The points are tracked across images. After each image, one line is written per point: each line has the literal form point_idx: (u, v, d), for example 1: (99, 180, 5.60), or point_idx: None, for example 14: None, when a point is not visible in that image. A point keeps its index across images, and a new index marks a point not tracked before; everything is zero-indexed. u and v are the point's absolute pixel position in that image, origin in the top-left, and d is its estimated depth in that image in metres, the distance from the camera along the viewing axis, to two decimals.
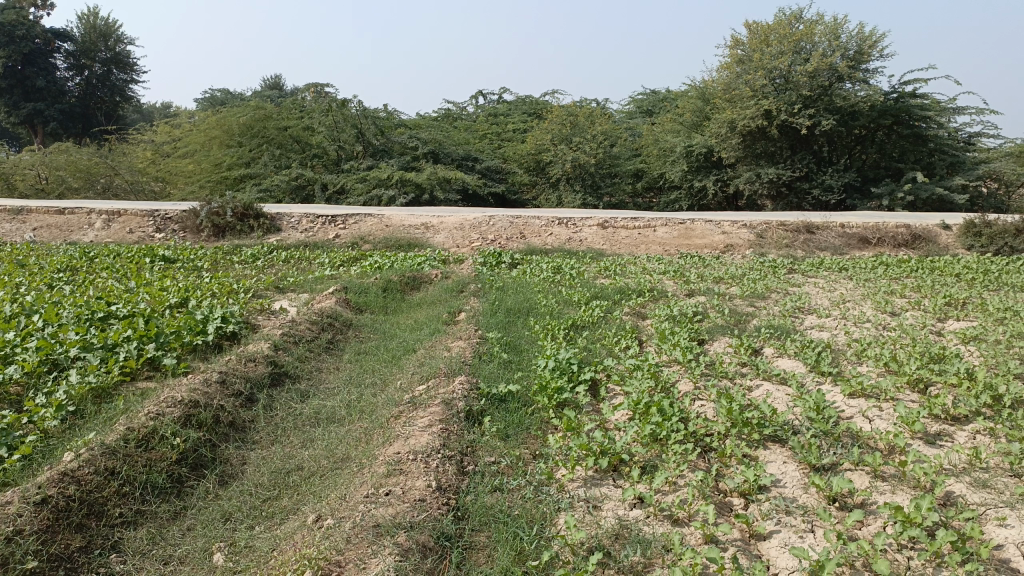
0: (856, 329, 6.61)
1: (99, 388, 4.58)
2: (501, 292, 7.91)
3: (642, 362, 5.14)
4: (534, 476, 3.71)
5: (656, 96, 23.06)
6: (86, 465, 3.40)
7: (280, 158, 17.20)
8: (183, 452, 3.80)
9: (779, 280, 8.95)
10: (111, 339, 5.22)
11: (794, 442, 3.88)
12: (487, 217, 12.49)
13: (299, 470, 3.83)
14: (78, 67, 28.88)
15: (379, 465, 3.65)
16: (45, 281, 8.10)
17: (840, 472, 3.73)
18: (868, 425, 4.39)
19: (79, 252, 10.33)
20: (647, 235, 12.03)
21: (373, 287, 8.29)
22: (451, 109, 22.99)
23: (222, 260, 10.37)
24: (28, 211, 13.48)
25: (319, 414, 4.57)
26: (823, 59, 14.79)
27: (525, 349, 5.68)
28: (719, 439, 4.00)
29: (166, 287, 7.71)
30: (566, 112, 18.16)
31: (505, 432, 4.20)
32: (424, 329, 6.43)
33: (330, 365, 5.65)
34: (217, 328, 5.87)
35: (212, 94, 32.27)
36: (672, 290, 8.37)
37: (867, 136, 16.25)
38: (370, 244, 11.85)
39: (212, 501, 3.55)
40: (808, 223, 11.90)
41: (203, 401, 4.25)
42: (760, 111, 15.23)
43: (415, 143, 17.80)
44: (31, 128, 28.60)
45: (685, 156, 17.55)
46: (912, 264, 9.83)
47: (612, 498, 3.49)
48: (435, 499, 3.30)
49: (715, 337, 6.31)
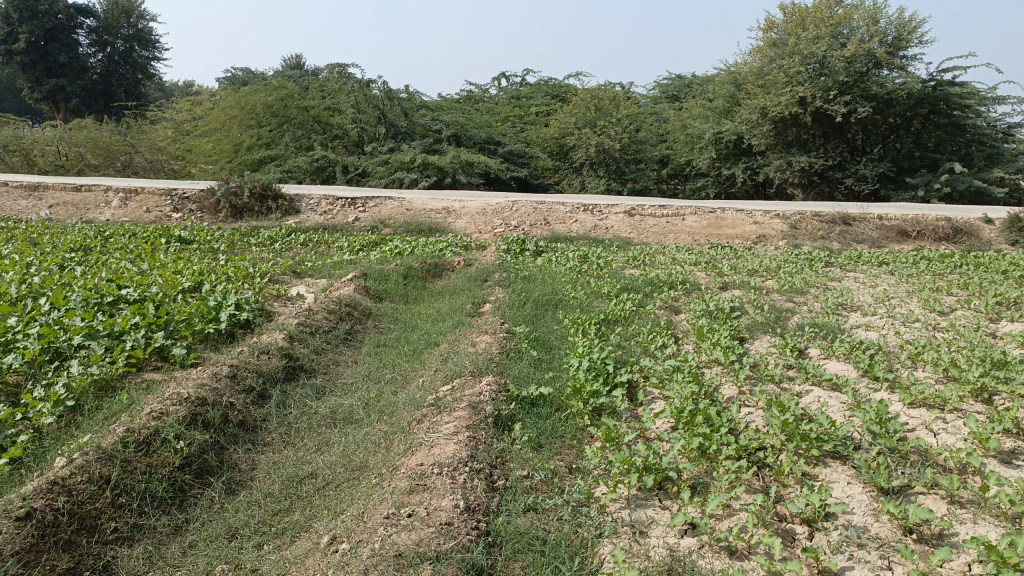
0: (906, 330, 6.17)
1: (101, 381, 4.28)
2: (527, 281, 7.56)
3: (682, 364, 4.76)
4: (571, 495, 3.36)
5: (682, 81, 22.51)
6: (79, 473, 3.09)
7: (301, 138, 16.87)
8: (187, 457, 3.48)
9: (816, 274, 8.50)
10: (118, 326, 4.93)
11: (859, 461, 3.50)
12: (511, 202, 12.09)
13: (312, 478, 3.51)
14: (100, 44, 28.66)
15: (400, 479, 3.30)
16: (56, 261, 7.83)
17: (911, 497, 3.34)
18: (935, 441, 3.99)
19: (94, 230, 10.09)
20: (675, 224, 11.61)
21: (394, 274, 7.97)
22: (473, 90, 22.56)
23: (239, 242, 10.09)
24: (44, 188, 13.24)
25: (336, 414, 4.24)
26: (862, 45, 14.13)
27: (555, 346, 5.33)
28: (774, 454, 3.64)
29: (180, 269, 7.42)
30: (591, 96, 17.71)
31: (537, 442, 3.84)
32: (447, 321, 6.09)
33: (348, 358, 5.33)
34: (230, 316, 5.56)
35: (234, 73, 32.01)
36: (706, 282, 7.97)
37: (902, 125, 15.58)
38: (390, 229, 11.51)
39: (218, 513, 3.24)
40: (844, 214, 11.40)
41: (211, 399, 3.93)
42: (794, 97, 14.71)
43: (438, 125, 17.42)
44: (53, 104, 28.54)
45: (713, 142, 17.05)
46: (955, 260, 9.31)
47: (660, 523, 3.15)
48: (464, 523, 2.95)
49: (756, 334, 5.91)
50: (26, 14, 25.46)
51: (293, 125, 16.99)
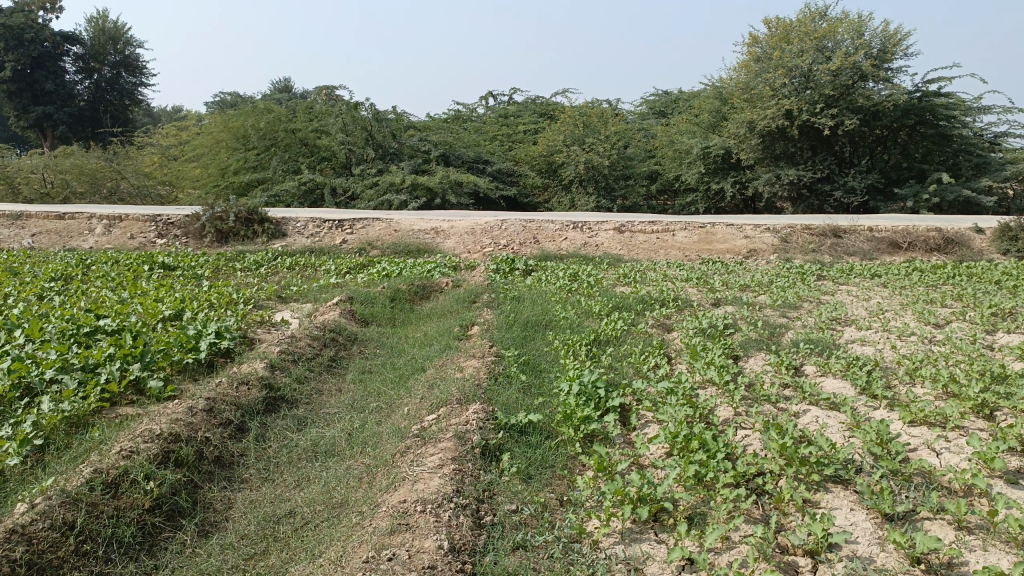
0: (902, 344, 6.05)
1: (73, 418, 4.10)
2: (516, 302, 7.42)
3: (676, 385, 4.61)
4: (562, 531, 3.21)
5: (669, 97, 22.56)
6: (40, 519, 2.92)
7: (289, 161, 16.75)
8: (157, 498, 3.32)
9: (808, 287, 8.40)
10: (92, 359, 4.76)
11: (861, 486, 3.35)
12: (499, 220, 11.97)
13: (291, 517, 3.35)
14: (87, 71, 28.59)
15: (382, 517, 3.15)
16: (35, 291, 7.64)
17: (916, 523, 3.19)
18: (938, 461, 3.85)
19: (76, 259, 9.90)
20: (666, 240, 11.50)
21: (380, 296, 7.82)
22: (461, 110, 22.53)
23: (224, 267, 9.92)
24: (27, 216, 13.06)
25: (317, 447, 4.08)
26: (847, 58, 14.15)
27: (545, 369, 5.19)
28: (773, 480, 3.49)
29: (161, 297, 7.25)
30: (578, 113, 17.68)
31: (526, 473, 3.69)
32: (434, 345, 5.94)
33: (331, 386, 5.17)
34: (210, 344, 5.39)
35: (222, 97, 31.95)
36: (698, 299, 7.85)
37: (889, 137, 15.58)
38: (378, 250, 11.37)
39: (191, 558, 3.07)
40: (835, 226, 11.33)
41: (185, 434, 3.76)
42: (781, 111, 14.70)
43: (426, 145, 17.36)
44: (39, 131, 28.37)
45: (701, 158, 17.01)
46: (947, 271, 9.22)
47: (656, 559, 3.00)
48: (448, 565, 2.80)
49: (750, 352, 5.78)
50: (11, 42, 25.40)
51: (280, 148, 16.86)
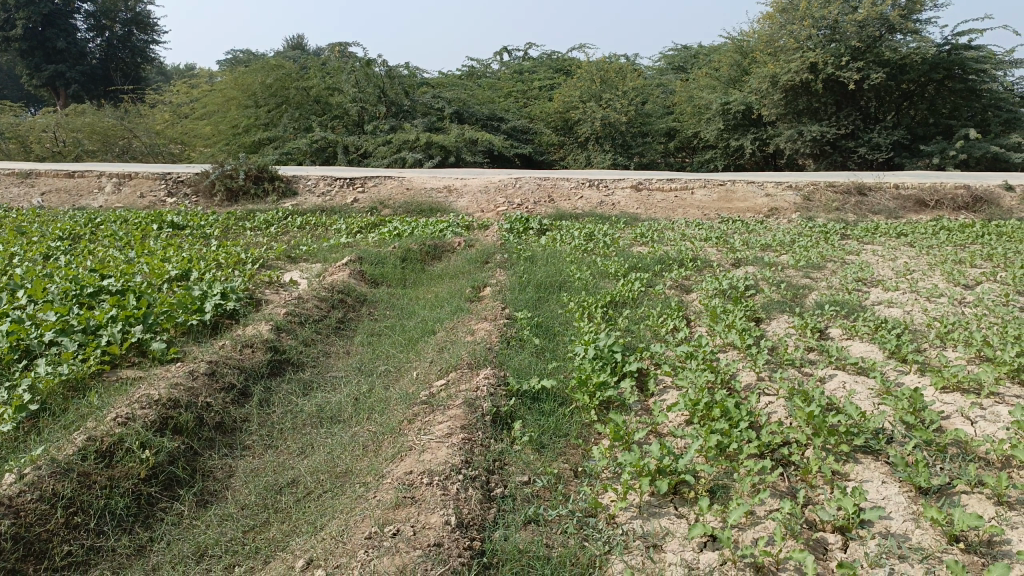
0: (931, 305, 5.79)
1: (71, 381, 3.97)
2: (529, 262, 7.20)
3: (696, 350, 4.40)
4: (577, 504, 3.06)
5: (688, 52, 21.95)
6: (29, 491, 2.80)
7: (300, 119, 16.45)
8: (153, 468, 3.18)
9: (832, 247, 8.10)
10: (94, 320, 4.60)
11: (894, 457, 3.15)
12: (514, 178, 11.71)
13: (293, 486, 3.22)
14: (99, 28, 28.15)
15: (387, 489, 3.00)
16: (42, 251, 7.48)
17: (952, 497, 2.99)
18: (974, 430, 3.63)
19: (85, 218, 9.76)
20: (684, 198, 11.20)
21: (391, 257, 7.62)
22: (474, 66, 22.03)
23: (233, 226, 9.76)
24: (36, 174, 12.93)
25: (322, 413, 3.93)
26: (874, 8, 13.60)
27: (559, 332, 5.01)
28: (799, 451, 3.31)
29: (168, 257, 7.07)
30: (596, 68, 17.21)
31: (539, 441, 3.53)
32: (444, 307, 5.75)
33: (338, 349, 5.01)
34: (216, 306, 5.23)
35: (235, 55, 31.49)
36: (717, 259, 7.59)
37: (916, 92, 15.04)
38: (390, 209, 11.15)
39: (187, 530, 2.95)
40: (859, 184, 10.96)
41: (184, 400, 3.62)
42: (805, 64, 14.22)
43: (440, 103, 17.01)
44: (53, 90, 28.13)
45: (721, 114, 16.54)
46: (975, 229, 8.90)
47: (676, 535, 2.84)
48: (455, 543, 2.66)
49: (772, 314, 5.55)
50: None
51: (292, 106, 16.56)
